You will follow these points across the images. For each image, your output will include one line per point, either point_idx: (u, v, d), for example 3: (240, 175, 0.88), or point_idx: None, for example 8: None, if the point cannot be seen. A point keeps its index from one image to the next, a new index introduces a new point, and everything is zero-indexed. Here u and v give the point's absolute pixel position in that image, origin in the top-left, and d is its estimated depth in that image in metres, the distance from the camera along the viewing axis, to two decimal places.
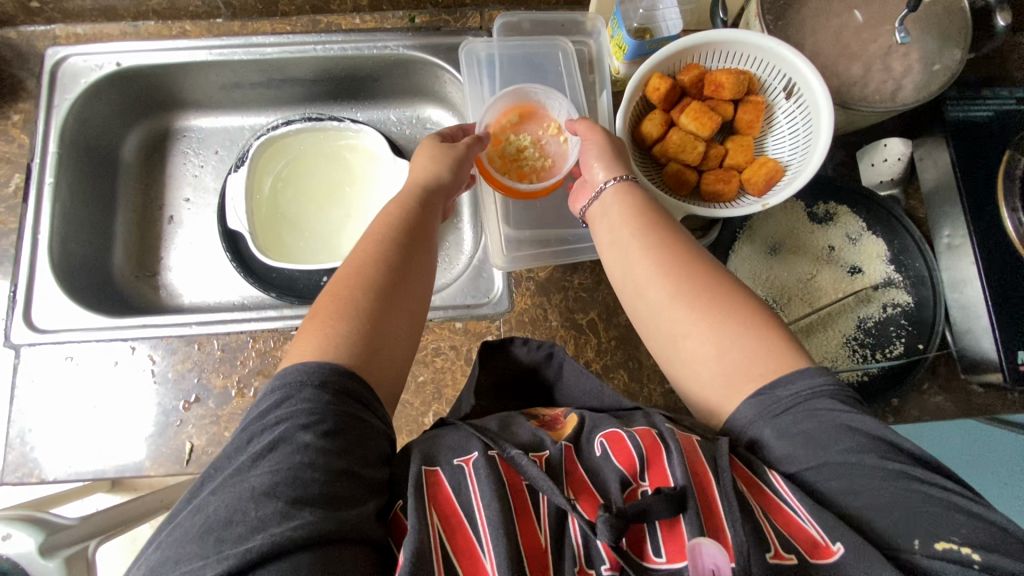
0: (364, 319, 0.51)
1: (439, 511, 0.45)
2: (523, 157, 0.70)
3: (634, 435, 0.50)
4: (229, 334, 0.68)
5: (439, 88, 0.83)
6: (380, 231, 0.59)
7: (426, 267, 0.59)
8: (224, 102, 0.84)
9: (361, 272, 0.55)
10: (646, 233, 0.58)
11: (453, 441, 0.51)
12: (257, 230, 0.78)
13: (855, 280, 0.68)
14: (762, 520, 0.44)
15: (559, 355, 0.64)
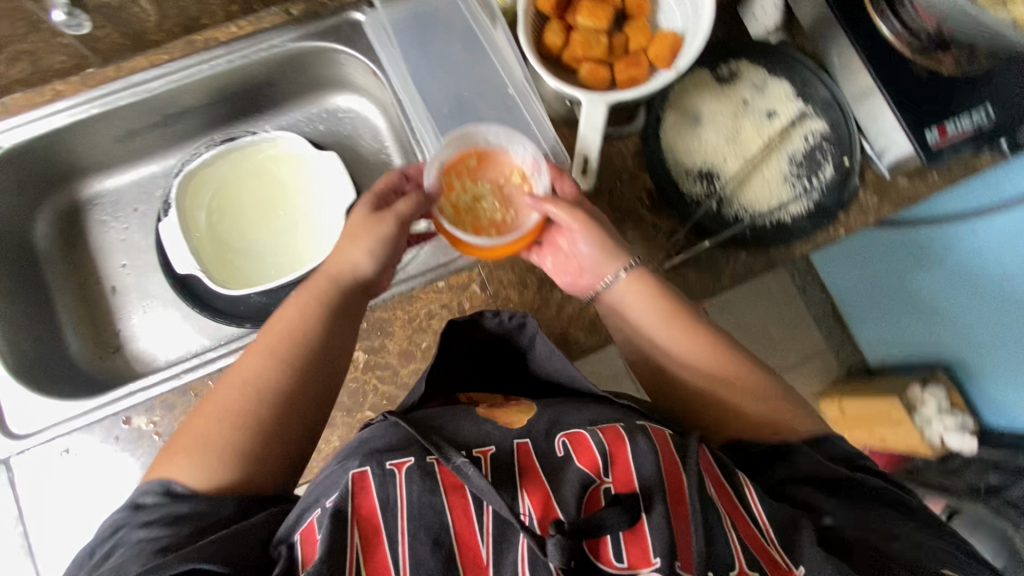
0: (197, 451, 0.54)
1: (361, 525, 0.46)
2: (478, 208, 0.65)
3: (596, 432, 0.53)
4: (222, 369, 0.66)
5: (339, 74, 0.81)
6: (270, 347, 0.60)
7: (343, 347, 0.61)
8: (126, 154, 0.80)
9: (240, 394, 0.57)
10: (663, 304, 0.64)
11: (385, 441, 0.51)
12: (208, 265, 0.75)
13: (774, 122, 0.76)
14: (731, 530, 0.49)
15: (531, 325, 0.63)
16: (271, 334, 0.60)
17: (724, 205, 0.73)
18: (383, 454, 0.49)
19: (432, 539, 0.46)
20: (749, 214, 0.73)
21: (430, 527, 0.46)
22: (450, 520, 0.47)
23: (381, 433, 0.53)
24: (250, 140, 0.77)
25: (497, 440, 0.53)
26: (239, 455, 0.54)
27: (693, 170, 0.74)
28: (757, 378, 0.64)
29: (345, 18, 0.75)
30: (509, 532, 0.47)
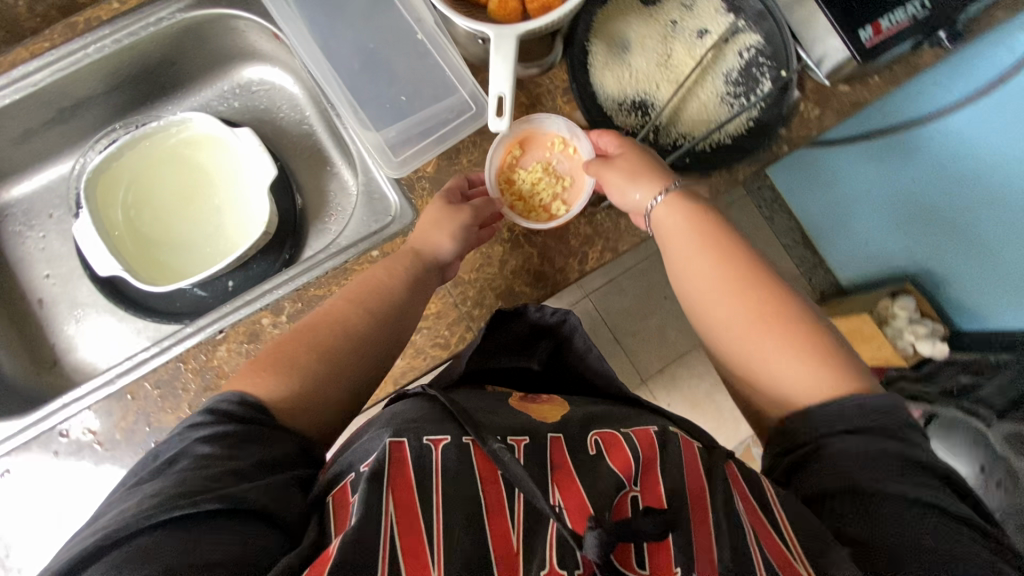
0: (304, 383, 0.52)
1: (395, 496, 0.44)
2: (539, 188, 0.68)
3: (630, 437, 0.53)
4: (156, 369, 0.63)
5: (243, 43, 0.75)
6: (348, 299, 0.59)
7: (411, 309, 0.60)
8: (27, 158, 0.74)
9: (321, 337, 0.56)
10: (705, 236, 0.59)
11: (428, 421, 0.52)
12: (132, 264, 0.72)
13: (705, 42, 0.72)
14: (753, 540, 0.44)
15: (573, 320, 0.69)
16: (353, 293, 0.60)
17: (660, 135, 0.72)
18: (420, 428, 0.50)
19: (467, 518, 0.45)
20: (685, 140, 0.72)
21: (464, 505, 0.46)
22: (482, 495, 0.47)
23: (416, 407, 0.55)
24: (156, 123, 0.71)
25: (534, 430, 0.54)
26: (318, 389, 0.53)
27: (627, 101, 0.71)
28: (822, 340, 0.53)
29: None
30: (541, 526, 0.45)
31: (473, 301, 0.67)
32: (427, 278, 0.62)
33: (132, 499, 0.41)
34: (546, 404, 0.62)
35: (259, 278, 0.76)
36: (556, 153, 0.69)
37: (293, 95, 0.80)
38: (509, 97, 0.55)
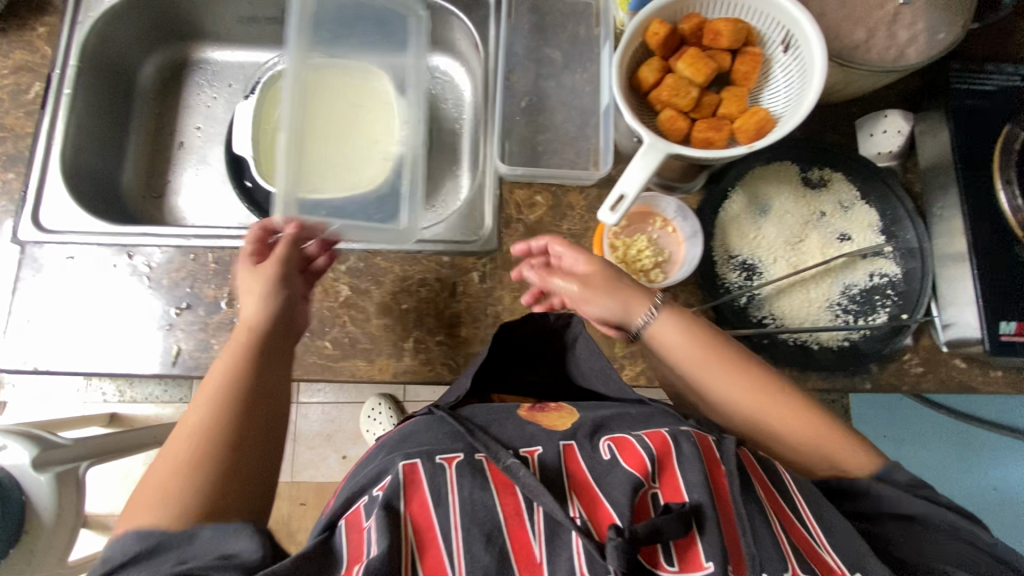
0: (195, 473, 0.50)
1: (415, 516, 0.49)
2: (644, 258, 0.68)
3: (643, 441, 0.54)
4: (227, 249, 0.70)
5: (449, 37, 0.83)
6: (220, 374, 0.56)
7: (281, 386, 0.59)
8: (241, 36, 0.86)
9: (199, 429, 0.52)
10: (718, 350, 0.59)
11: (435, 440, 0.55)
12: (260, 157, 0.78)
13: (843, 246, 0.70)
14: (779, 527, 0.49)
15: (576, 325, 0.65)
16: (199, 393, 0.55)
17: (752, 305, 0.69)
18: (430, 447, 0.54)
19: (486, 535, 0.48)
20: (775, 324, 0.69)
21: (483, 523, 0.49)
22: (502, 517, 0.49)
23: (431, 425, 0.58)
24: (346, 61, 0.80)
25: (546, 442, 0.55)
26: (213, 494, 0.49)
27: (737, 258, 0.70)
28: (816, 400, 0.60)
29: None
30: (561, 531, 0.49)
31: (502, 347, 0.68)
32: (283, 338, 0.61)
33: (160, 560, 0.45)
34: (553, 412, 0.61)
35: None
36: (657, 229, 0.70)
37: (464, 98, 0.87)
38: (631, 199, 0.56)
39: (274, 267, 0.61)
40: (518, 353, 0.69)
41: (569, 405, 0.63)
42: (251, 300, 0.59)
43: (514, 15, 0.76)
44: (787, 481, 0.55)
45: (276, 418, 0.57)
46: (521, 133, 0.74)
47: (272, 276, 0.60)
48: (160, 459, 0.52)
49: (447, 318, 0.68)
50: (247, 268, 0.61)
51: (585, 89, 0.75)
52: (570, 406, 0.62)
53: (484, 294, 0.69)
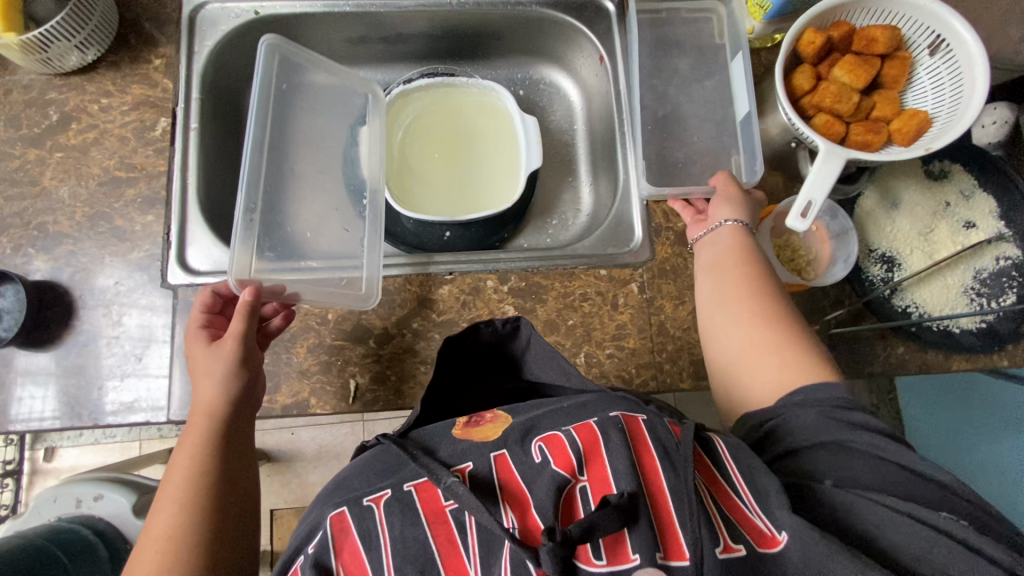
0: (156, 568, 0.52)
1: (348, 560, 0.51)
2: (795, 257, 0.72)
3: (571, 435, 0.55)
4: (388, 278, 0.69)
5: (562, 48, 0.84)
6: (185, 459, 0.56)
7: (245, 461, 0.59)
8: (347, 57, 0.84)
9: (173, 520, 0.53)
10: (728, 286, 0.64)
11: (379, 474, 0.56)
12: (390, 182, 0.80)
13: (970, 234, 0.74)
14: (709, 498, 0.51)
15: (525, 328, 0.65)
16: (162, 494, 0.55)
17: (896, 296, 0.73)
18: (360, 490, 0.54)
19: (420, 569, 0.49)
20: (919, 311, 0.72)
21: (416, 558, 0.50)
22: (435, 547, 0.50)
23: (385, 455, 0.58)
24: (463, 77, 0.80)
25: (478, 454, 0.56)
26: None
27: (877, 252, 0.73)
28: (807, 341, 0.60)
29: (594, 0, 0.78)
30: (495, 545, 0.50)
31: (669, 355, 0.69)
32: (246, 417, 0.60)
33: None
34: (488, 425, 0.60)
35: (473, 242, 0.80)
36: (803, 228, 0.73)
37: (572, 107, 0.88)
38: (819, 204, 0.59)
39: (200, 348, 0.60)
40: (476, 360, 0.68)
41: (502, 412, 0.62)
42: (209, 385, 0.58)
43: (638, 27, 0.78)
44: (723, 451, 0.54)
45: (248, 496, 0.58)
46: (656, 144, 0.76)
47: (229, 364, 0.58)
48: (144, 548, 0.53)
49: (613, 331, 0.69)
50: (204, 349, 0.60)
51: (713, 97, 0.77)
52: (503, 412, 0.62)
53: (645, 304, 0.70)
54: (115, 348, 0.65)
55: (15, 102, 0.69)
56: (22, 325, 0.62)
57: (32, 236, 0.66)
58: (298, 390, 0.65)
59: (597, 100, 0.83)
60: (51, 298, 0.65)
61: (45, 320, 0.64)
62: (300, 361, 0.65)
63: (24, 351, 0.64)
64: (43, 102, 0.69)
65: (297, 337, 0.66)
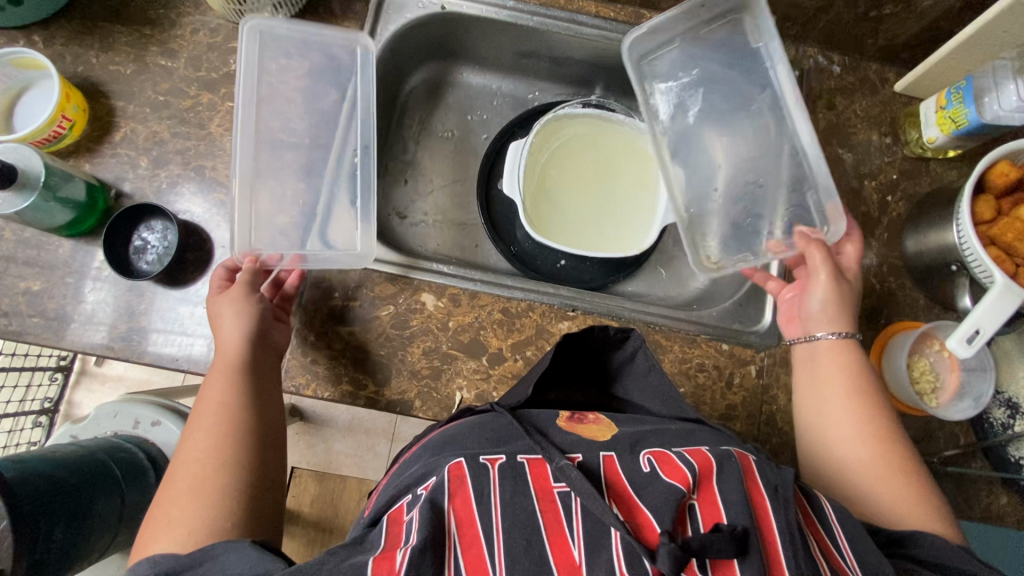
0: (194, 499, 0.49)
1: (457, 509, 0.46)
2: (921, 381, 0.69)
3: (683, 455, 0.51)
4: (513, 299, 0.69)
5: None
6: (215, 394, 0.55)
7: (273, 394, 0.58)
8: (508, 66, 0.83)
9: (206, 455, 0.51)
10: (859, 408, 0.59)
11: (489, 439, 0.53)
12: (528, 203, 0.79)
13: None
14: (819, 554, 0.46)
15: (637, 341, 0.62)
16: (194, 426, 0.54)
17: (1013, 443, 0.69)
18: (476, 449, 0.51)
19: (527, 540, 0.44)
20: None
21: (524, 526, 0.45)
22: (542, 523, 0.45)
23: (492, 420, 0.56)
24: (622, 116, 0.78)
25: (584, 450, 0.53)
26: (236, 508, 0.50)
27: (1002, 395, 0.71)
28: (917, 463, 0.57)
29: None
30: (602, 536, 0.45)
31: (773, 447, 0.67)
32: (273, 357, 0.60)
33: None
34: (593, 425, 0.58)
35: (586, 277, 0.80)
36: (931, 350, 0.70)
37: None
38: (987, 336, 0.55)
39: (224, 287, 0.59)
40: (570, 362, 0.66)
41: (604, 418, 0.60)
42: (227, 319, 0.58)
43: (811, 110, 0.76)
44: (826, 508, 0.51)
45: (275, 432, 0.56)
46: None
47: (241, 289, 0.59)
48: (171, 477, 0.51)
49: (721, 410, 0.68)
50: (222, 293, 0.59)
51: (871, 198, 0.75)
52: (603, 418, 0.59)
53: (760, 389, 0.69)
54: None
55: (200, 42, 0.71)
56: (167, 261, 0.64)
57: (190, 177, 0.68)
58: (404, 390, 0.65)
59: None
60: (194, 242, 0.66)
61: (185, 261, 0.66)
62: (413, 361, 0.66)
63: (158, 286, 0.65)
64: (226, 49, 0.71)
65: (416, 335, 0.66)
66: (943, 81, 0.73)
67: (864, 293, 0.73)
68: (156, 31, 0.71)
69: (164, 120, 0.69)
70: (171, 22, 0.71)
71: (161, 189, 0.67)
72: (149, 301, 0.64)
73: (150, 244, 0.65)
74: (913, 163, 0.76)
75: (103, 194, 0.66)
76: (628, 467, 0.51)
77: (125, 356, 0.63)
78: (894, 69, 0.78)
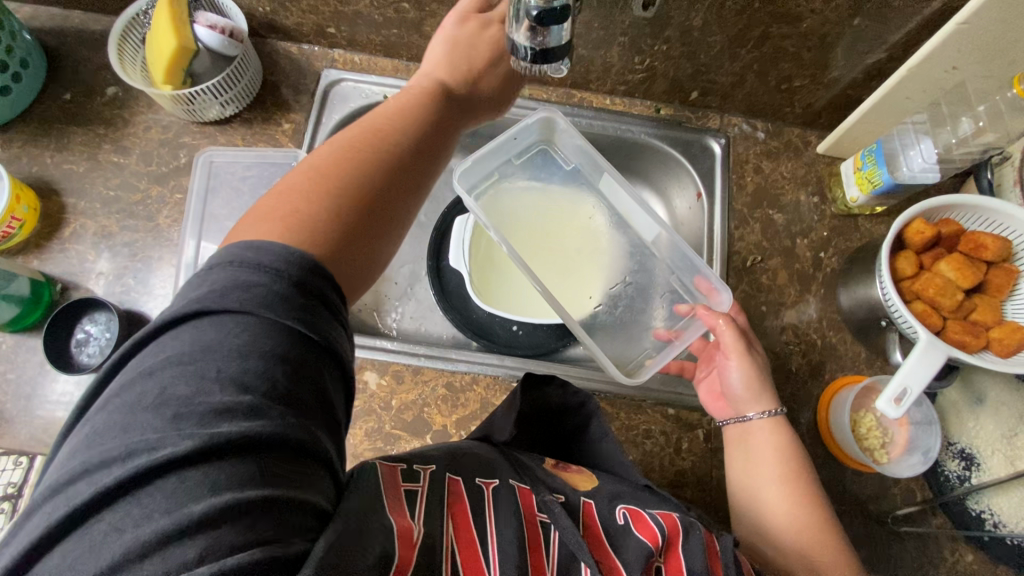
0: (316, 198, 0.44)
1: (454, 522, 0.44)
2: (869, 437, 0.68)
3: (655, 516, 0.52)
4: (457, 373, 0.69)
5: (661, 176, 0.85)
6: (361, 126, 0.51)
7: (357, 280, 0.46)
8: None
9: (340, 168, 0.47)
10: (792, 480, 0.58)
11: (476, 463, 0.52)
12: (474, 271, 0.80)
13: None
14: None
15: (592, 407, 0.63)
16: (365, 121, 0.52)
17: (970, 497, 0.69)
18: (472, 471, 0.50)
19: (518, 542, 0.44)
20: (996, 521, 0.67)
21: None
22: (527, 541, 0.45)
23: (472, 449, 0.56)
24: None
25: (567, 493, 0.53)
26: (332, 250, 0.43)
27: (953, 446, 0.71)
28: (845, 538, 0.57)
29: (700, 139, 0.81)
30: (573, 568, 0.45)
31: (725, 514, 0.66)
32: (376, 233, 0.47)
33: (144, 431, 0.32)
34: (575, 474, 0.58)
35: (537, 343, 0.79)
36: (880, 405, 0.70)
37: None
38: (915, 395, 0.56)
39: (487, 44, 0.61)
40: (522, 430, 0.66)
41: (588, 470, 0.60)
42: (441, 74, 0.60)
43: (740, 174, 0.80)
44: None
45: (387, 229, 0.48)
46: (743, 290, 0.76)
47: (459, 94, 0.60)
48: (320, 155, 0.48)
49: (671, 477, 0.67)
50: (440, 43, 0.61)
51: (804, 255, 0.78)
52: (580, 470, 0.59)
53: (709, 454, 0.68)
54: None
55: (152, 139, 0.75)
56: (109, 353, 0.64)
57: (137, 268, 0.70)
58: None
59: (686, 236, 0.83)
60: (137, 332, 0.67)
61: None
62: (355, 443, 0.65)
63: None
64: (176, 144, 0.75)
65: (359, 416, 0.66)
66: (859, 142, 0.77)
67: (806, 349, 0.74)
68: (109, 130, 0.75)
69: (114, 214, 0.71)
70: (124, 121, 0.75)
71: (107, 281, 0.69)
72: None
73: (92, 337, 0.66)
74: (842, 220, 0.79)
75: (49, 290, 0.67)
76: (603, 514, 0.52)
77: None
78: (815, 133, 0.83)
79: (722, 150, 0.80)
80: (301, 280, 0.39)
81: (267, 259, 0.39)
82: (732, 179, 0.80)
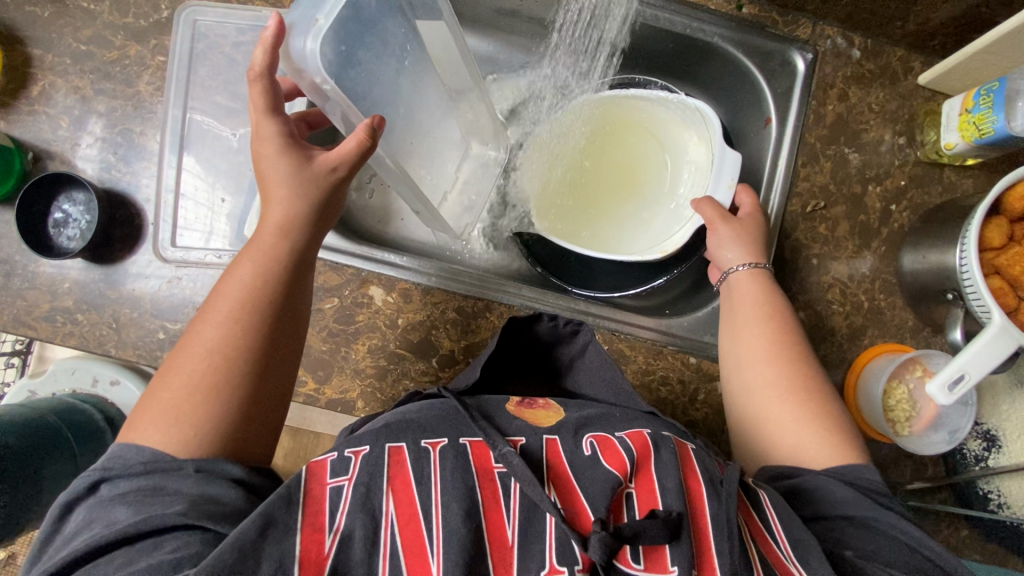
0: (201, 392, 0.43)
1: (395, 493, 0.44)
2: (894, 410, 0.63)
3: (623, 439, 0.50)
4: (470, 299, 0.64)
5: (727, 91, 0.72)
6: (252, 270, 0.47)
7: (281, 381, 0.47)
8: (487, 24, 0.73)
9: (228, 335, 0.45)
10: (772, 322, 0.59)
11: (426, 420, 0.49)
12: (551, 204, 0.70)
13: None
14: (751, 545, 0.46)
15: (586, 334, 0.61)
16: (229, 293, 0.46)
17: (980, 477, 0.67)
18: (419, 431, 0.48)
19: (465, 511, 0.43)
20: (1000, 501, 0.66)
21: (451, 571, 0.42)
22: (480, 498, 0.45)
23: (427, 404, 0.52)
24: (664, 95, 0.68)
25: (528, 436, 0.51)
26: (230, 436, 0.43)
27: (980, 426, 0.67)
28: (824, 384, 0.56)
29: (784, 51, 0.67)
30: (536, 517, 0.44)
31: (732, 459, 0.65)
32: (289, 352, 0.48)
33: (76, 534, 0.39)
34: (541, 410, 0.55)
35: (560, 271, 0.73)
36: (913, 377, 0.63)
37: None
38: (971, 383, 0.51)
39: (279, 173, 0.46)
40: (514, 356, 0.64)
41: (555, 402, 0.57)
42: (277, 213, 0.47)
43: (821, 100, 0.68)
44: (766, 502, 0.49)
45: (298, 314, 0.49)
46: (796, 238, 0.68)
47: (308, 222, 0.48)
48: (188, 341, 0.45)
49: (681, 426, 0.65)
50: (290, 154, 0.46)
51: (873, 205, 0.68)
52: (554, 405, 0.57)
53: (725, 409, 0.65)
54: (174, 289, 0.60)
55: None
56: (90, 239, 0.59)
57: (117, 142, 0.61)
58: (346, 388, 0.61)
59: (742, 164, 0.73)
60: (122, 217, 0.61)
61: (112, 238, 0.60)
62: (357, 359, 0.62)
63: (83, 264, 0.59)
64: None
65: (361, 332, 0.62)
66: (974, 74, 0.64)
67: (850, 311, 0.67)
68: None
69: (86, 74, 0.61)
70: None
71: (85, 155, 0.61)
72: (73, 281, 0.59)
73: (71, 218, 0.60)
74: (926, 167, 0.68)
75: (18, 158, 0.59)
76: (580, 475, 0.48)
77: (49, 339, 0.59)
78: (920, 56, 0.69)
79: (806, 67, 0.67)
80: (164, 470, 0.40)
81: (132, 457, 0.41)
82: (810, 105, 0.68)
